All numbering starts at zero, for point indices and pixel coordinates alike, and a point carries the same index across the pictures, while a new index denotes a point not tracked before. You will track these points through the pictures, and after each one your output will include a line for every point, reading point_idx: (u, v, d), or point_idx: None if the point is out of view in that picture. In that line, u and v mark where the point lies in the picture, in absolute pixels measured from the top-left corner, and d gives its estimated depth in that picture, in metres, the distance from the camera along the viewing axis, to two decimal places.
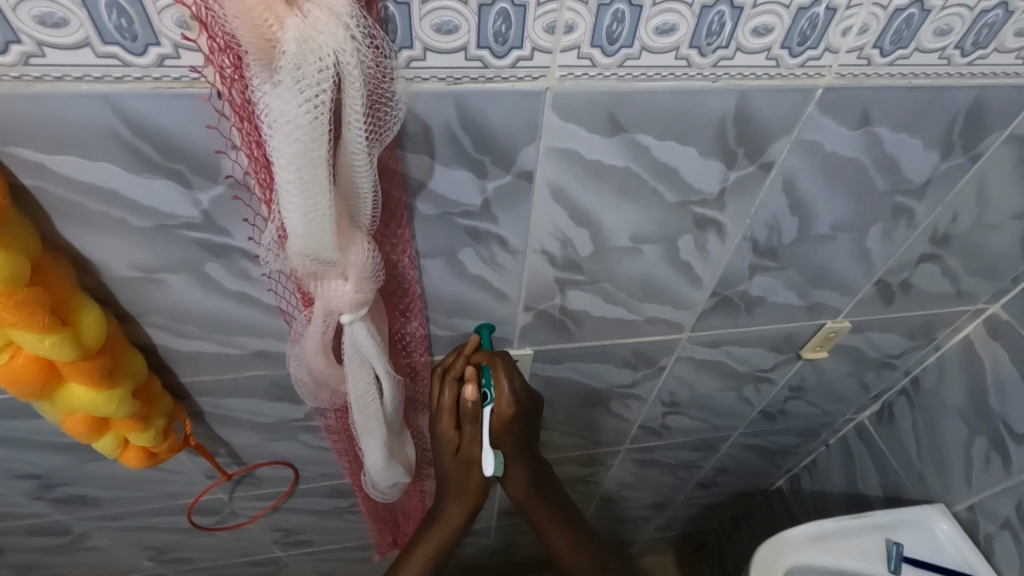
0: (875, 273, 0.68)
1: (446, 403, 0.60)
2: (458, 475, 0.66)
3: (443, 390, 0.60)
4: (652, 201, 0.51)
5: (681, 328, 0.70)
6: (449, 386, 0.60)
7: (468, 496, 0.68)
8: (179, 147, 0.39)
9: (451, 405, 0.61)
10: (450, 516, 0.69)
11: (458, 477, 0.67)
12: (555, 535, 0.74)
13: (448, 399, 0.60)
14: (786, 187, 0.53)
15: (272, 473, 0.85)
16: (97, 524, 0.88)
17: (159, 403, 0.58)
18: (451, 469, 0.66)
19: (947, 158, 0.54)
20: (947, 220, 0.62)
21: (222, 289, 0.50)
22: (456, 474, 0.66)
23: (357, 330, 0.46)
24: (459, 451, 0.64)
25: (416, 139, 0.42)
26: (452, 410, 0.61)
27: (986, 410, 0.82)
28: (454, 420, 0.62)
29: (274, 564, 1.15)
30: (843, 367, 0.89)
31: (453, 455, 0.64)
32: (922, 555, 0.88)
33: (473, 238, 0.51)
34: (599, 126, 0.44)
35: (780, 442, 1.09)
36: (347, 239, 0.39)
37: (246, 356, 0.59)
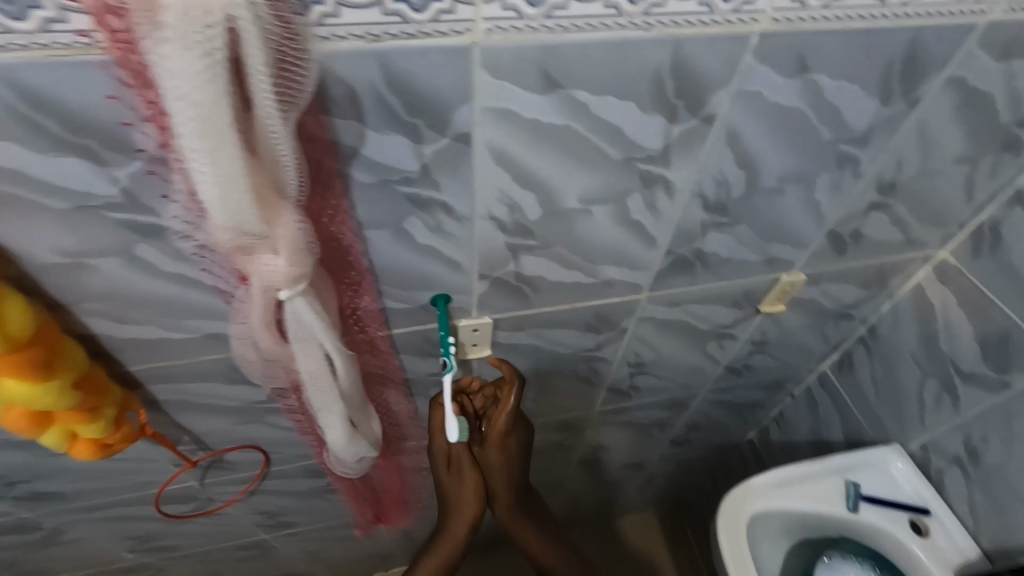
0: (827, 224, 0.69)
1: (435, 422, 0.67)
2: (455, 492, 0.70)
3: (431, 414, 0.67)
4: (597, 161, 0.51)
5: (639, 289, 0.70)
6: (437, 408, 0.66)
7: (468, 515, 0.71)
8: (82, 120, 0.36)
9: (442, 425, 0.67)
10: (453, 536, 0.73)
11: (456, 494, 0.70)
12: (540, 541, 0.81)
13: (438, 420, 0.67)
14: (731, 141, 0.53)
15: (243, 458, 0.84)
16: (68, 519, 0.86)
17: (108, 393, 0.56)
18: (448, 485, 0.70)
19: (887, 105, 0.55)
20: (892, 168, 0.63)
21: (157, 271, 0.49)
22: (453, 492, 0.70)
23: (298, 306, 0.45)
24: (450, 465, 0.69)
25: (340, 103, 0.40)
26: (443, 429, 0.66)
27: (937, 352, 0.85)
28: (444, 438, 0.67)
29: (260, 547, 1.15)
30: (803, 319, 0.91)
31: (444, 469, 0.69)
32: (879, 492, 0.92)
33: (417, 206, 0.50)
34: (534, 83, 0.43)
35: (748, 397, 1.12)
36: (273, 210, 0.37)
37: (195, 340, 0.58)
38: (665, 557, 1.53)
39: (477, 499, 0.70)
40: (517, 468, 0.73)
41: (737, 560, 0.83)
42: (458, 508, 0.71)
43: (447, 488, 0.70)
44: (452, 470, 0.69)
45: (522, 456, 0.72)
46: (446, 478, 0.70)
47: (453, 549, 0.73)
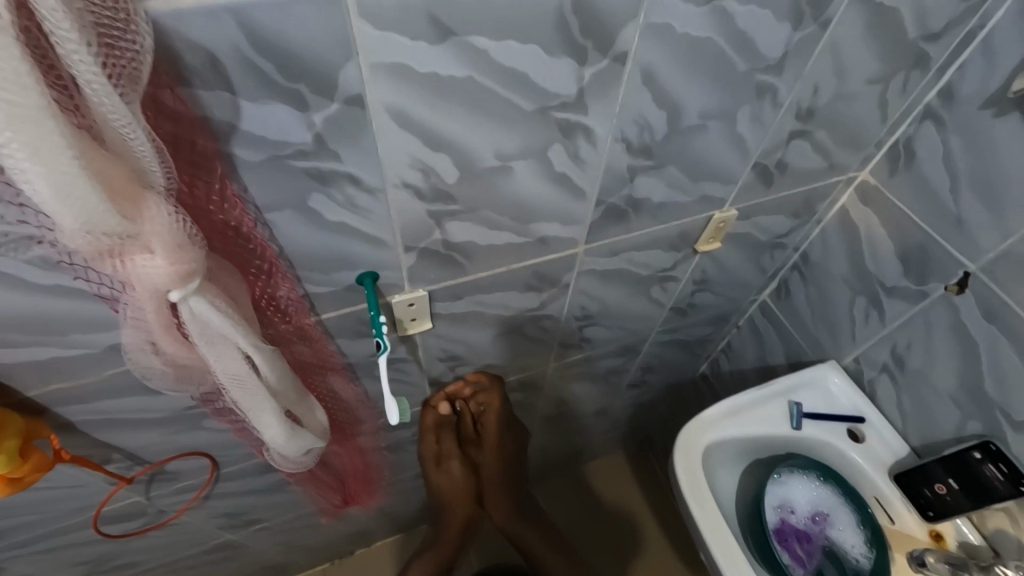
0: (752, 157, 0.69)
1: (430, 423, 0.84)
2: (446, 476, 0.90)
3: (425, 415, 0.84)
4: (509, 114, 0.48)
5: (576, 244, 0.69)
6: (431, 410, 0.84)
7: (461, 495, 0.91)
8: None
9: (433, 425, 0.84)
10: (453, 512, 0.93)
11: (448, 478, 0.90)
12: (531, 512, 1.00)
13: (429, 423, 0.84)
14: (646, 79, 0.51)
15: (187, 466, 0.80)
16: (3, 557, 0.80)
17: (4, 424, 0.51)
18: (442, 472, 0.89)
19: (799, 29, 0.53)
20: (809, 94, 0.63)
21: (24, 286, 0.43)
22: (446, 477, 0.90)
23: (197, 306, 0.41)
24: (440, 459, 0.88)
25: (199, 71, 0.35)
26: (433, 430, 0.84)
27: (863, 271, 0.89)
28: (435, 439, 0.86)
29: (228, 548, 1.12)
30: (739, 254, 0.93)
31: (435, 464, 0.88)
32: (820, 408, 0.97)
33: (319, 182, 0.46)
34: (423, 32, 0.39)
35: (697, 333, 1.15)
36: (135, 205, 0.33)
37: (96, 354, 0.53)
38: (635, 495, 1.58)
39: (464, 479, 0.91)
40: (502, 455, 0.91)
41: (693, 488, 0.87)
42: (451, 490, 0.91)
43: (441, 475, 0.90)
44: (443, 464, 0.88)
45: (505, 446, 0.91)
46: (440, 470, 0.90)
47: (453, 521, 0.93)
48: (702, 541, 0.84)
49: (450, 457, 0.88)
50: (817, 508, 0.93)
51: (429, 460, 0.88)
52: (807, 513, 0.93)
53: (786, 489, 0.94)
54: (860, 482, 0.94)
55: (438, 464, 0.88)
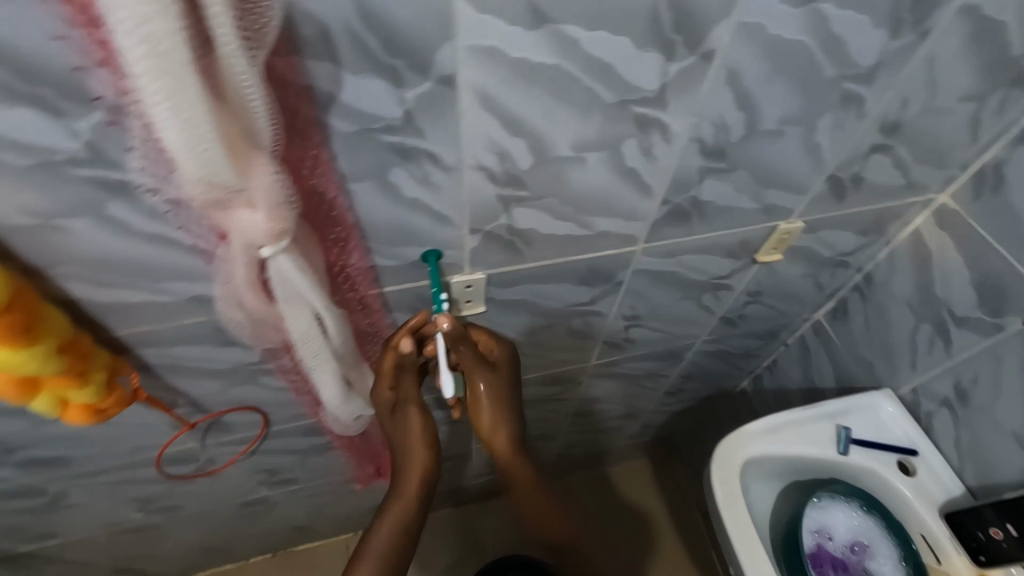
0: (827, 169, 0.67)
1: (386, 367, 0.63)
2: (401, 430, 0.67)
3: (383, 357, 0.63)
4: (589, 104, 0.48)
5: (635, 241, 0.69)
6: (389, 352, 0.63)
7: (421, 468, 0.68)
8: (31, 66, 0.34)
9: (391, 371, 0.64)
10: (404, 495, 0.69)
11: (405, 439, 0.68)
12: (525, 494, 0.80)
13: (388, 365, 0.63)
14: (730, 79, 0.50)
15: (241, 419, 0.84)
16: (70, 482, 0.87)
17: (95, 357, 0.55)
18: (394, 426, 0.67)
19: (896, 37, 0.52)
20: (897, 106, 0.61)
21: (130, 231, 0.47)
22: (400, 432, 0.67)
23: (282, 264, 0.43)
24: (394, 410, 0.66)
25: (311, 43, 0.37)
26: (390, 375, 0.63)
27: (931, 298, 0.85)
28: (389, 384, 0.64)
29: (263, 503, 1.17)
30: (798, 268, 0.90)
31: (388, 414, 0.67)
32: (869, 436, 0.93)
33: (401, 157, 0.47)
34: (520, 17, 0.40)
35: (742, 346, 1.13)
36: (245, 162, 0.35)
37: (180, 303, 0.56)
38: (657, 503, 1.57)
39: (429, 444, 0.68)
40: (498, 415, 0.72)
41: (728, 502, 0.85)
42: (409, 457, 0.68)
43: (400, 434, 0.68)
44: (397, 415, 0.66)
45: (503, 403, 0.71)
46: (392, 424, 0.67)
47: (404, 511, 0.68)
48: (734, 556, 0.83)
49: (407, 409, 0.66)
50: (856, 538, 0.90)
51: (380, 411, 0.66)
52: (846, 541, 0.90)
53: (825, 514, 0.91)
54: (906, 517, 0.90)
55: (391, 416, 0.67)
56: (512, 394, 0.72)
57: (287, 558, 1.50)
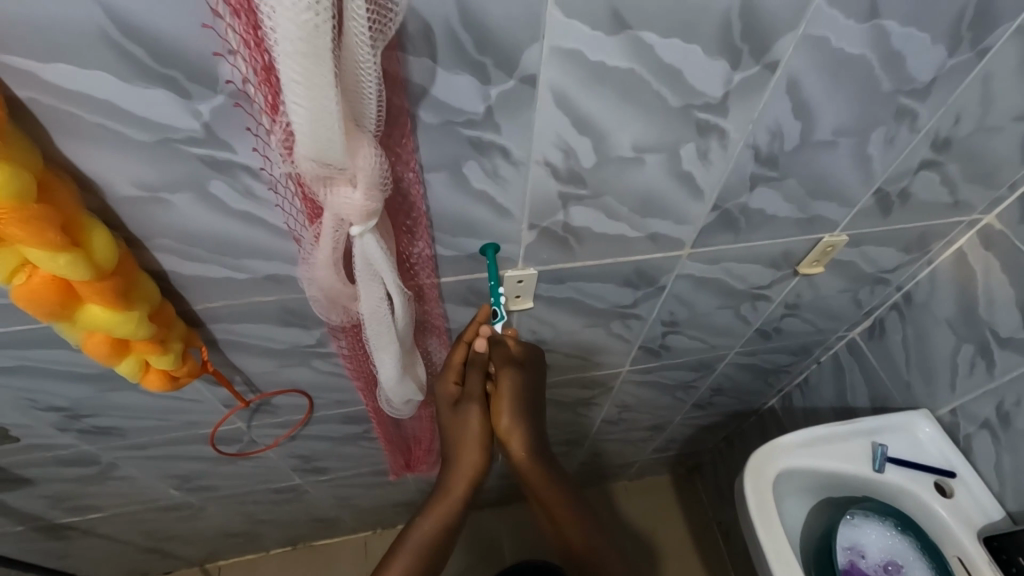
0: (875, 182, 0.68)
1: (453, 361, 0.69)
2: (458, 427, 0.70)
3: (454, 351, 0.69)
4: (656, 107, 0.51)
5: (682, 245, 0.71)
6: (461, 347, 0.68)
7: (470, 469, 0.71)
8: (172, 50, 0.38)
9: (457, 366, 0.69)
10: (452, 491, 0.71)
11: (459, 437, 0.70)
12: (558, 507, 0.76)
13: (456, 359, 0.69)
14: (790, 89, 0.53)
15: (288, 402, 0.87)
16: (122, 454, 0.90)
17: (174, 326, 0.59)
18: (453, 422, 0.70)
19: (954, 55, 0.54)
20: (950, 123, 0.62)
21: (223, 208, 0.50)
22: (456, 430, 0.70)
23: (367, 242, 0.47)
24: (457, 405, 0.69)
25: (414, 39, 0.41)
26: (456, 369, 0.68)
27: (974, 317, 0.85)
28: (456, 378, 0.70)
29: (294, 491, 1.20)
30: (838, 282, 0.91)
31: (450, 408, 0.70)
32: (906, 455, 0.92)
33: (476, 150, 0.51)
34: (602, 22, 0.43)
35: (775, 360, 1.13)
36: (353, 142, 0.39)
37: (254, 281, 0.60)
38: (678, 520, 1.56)
39: (480, 447, 0.70)
40: (519, 416, 0.69)
41: (761, 512, 0.85)
42: (458, 457, 0.71)
43: (451, 432, 0.70)
44: (458, 410, 0.69)
45: (525, 403, 0.69)
46: (450, 419, 0.70)
47: (447, 509, 0.71)
48: (765, 563, 0.83)
49: (470, 406, 0.68)
50: (890, 557, 0.89)
51: (443, 406, 0.70)
52: (880, 562, 0.89)
53: (858, 532, 0.90)
54: (943, 540, 0.88)
55: (453, 412, 0.70)
56: (534, 393, 0.71)
57: (308, 550, 1.52)
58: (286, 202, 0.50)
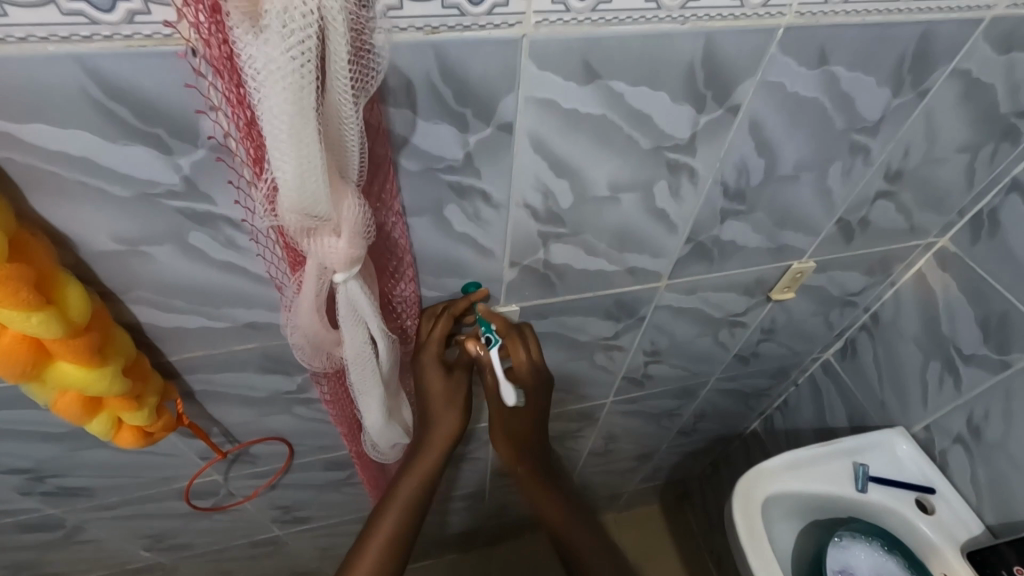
0: (836, 212, 0.72)
1: (436, 337, 0.63)
2: (445, 390, 0.66)
3: (438, 325, 0.62)
4: (628, 149, 0.53)
5: (659, 277, 0.73)
6: (446, 322, 0.62)
7: (449, 429, 0.68)
8: (155, 109, 0.38)
9: (439, 342, 0.63)
10: (432, 448, 0.69)
11: (444, 399, 0.67)
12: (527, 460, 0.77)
13: (440, 332, 0.62)
14: (752, 129, 0.56)
15: (268, 451, 0.85)
16: (89, 515, 0.86)
17: (150, 379, 0.57)
18: (440, 386, 0.66)
19: (898, 96, 0.58)
20: (900, 155, 0.67)
21: (205, 259, 0.50)
22: (439, 390, 0.66)
23: (351, 288, 0.47)
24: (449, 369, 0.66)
25: (395, 92, 0.42)
26: (441, 343, 0.63)
27: (938, 336, 0.89)
28: (438, 349, 0.64)
29: (273, 544, 1.15)
30: (809, 307, 0.94)
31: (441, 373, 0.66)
32: (886, 473, 0.94)
33: (457, 194, 0.52)
34: (575, 74, 0.45)
35: (754, 384, 1.14)
36: (337, 193, 0.40)
37: (233, 329, 0.59)
38: (669, 552, 1.54)
39: (462, 407, 0.68)
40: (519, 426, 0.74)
41: (753, 541, 0.85)
42: (437, 418, 0.68)
43: (432, 397, 0.66)
44: (450, 375, 0.66)
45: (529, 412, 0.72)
46: (435, 381, 0.66)
47: (432, 463, 0.69)
48: None
49: (460, 370, 0.67)
50: None
51: (432, 371, 0.65)
52: None
53: (847, 554, 0.93)
54: (930, 558, 0.89)
55: (444, 376, 0.66)
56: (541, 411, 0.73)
57: None
58: (268, 251, 0.50)
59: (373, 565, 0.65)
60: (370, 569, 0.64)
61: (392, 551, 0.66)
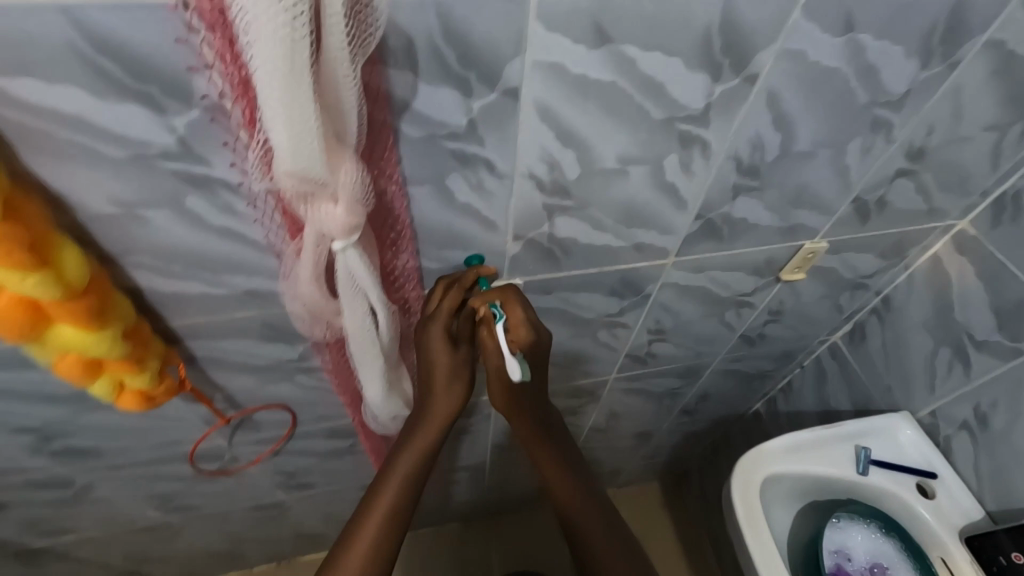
0: (853, 191, 0.70)
1: (444, 311, 0.61)
2: (448, 366, 0.65)
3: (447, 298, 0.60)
4: (638, 119, 0.51)
5: (666, 255, 0.71)
6: (455, 295, 0.61)
7: (449, 404, 0.68)
8: (147, 65, 0.37)
9: (445, 315, 0.61)
10: (433, 422, 0.68)
11: (446, 374, 0.66)
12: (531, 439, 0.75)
13: (449, 305, 0.61)
14: (769, 101, 0.53)
15: (271, 418, 0.85)
16: (98, 475, 0.88)
17: (151, 345, 0.57)
18: (443, 362, 0.64)
19: (926, 68, 0.55)
20: (923, 133, 0.64)
21: (203, 224, 0.49)
22: (442, 366, 0.65)
23: (350, 257, 0.46)
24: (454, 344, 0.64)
25: (396, 53, 0.40)
26: (449, 316, 0.61)
27: (951, 321, 0.87)
28: (445, 323, 0.62)
29: (277, 508, 1.17)
30: (820, 289, 0.92)
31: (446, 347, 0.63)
32: (888, 457, 0.94)
33: (460, 162, 0.50)
34: (585, 37, 0.43)
35: (759, 366, 1.14)
36: (335, 158, 0.39)
37: (234, 297, 0.59)
38: (667, 528, 1.56)
39: (465, 382, 0.68)
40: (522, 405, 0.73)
41: (750, 520, 0.85)
42: (437, 392, 0.67)
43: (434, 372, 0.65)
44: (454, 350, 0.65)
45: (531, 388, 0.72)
46: (439, 357, 0.64)
47: (431, 438, 0.68)
48: (754, 570, 0.83)
49: (463, 345, 0.66)
50: (875, 560, 0.91)
51: (437, 346, 0.63)
52: (866, 564, 0.91)
53: (844, 536, 0.91)
54: (929, 542, 0.89)
55: (449, 350, 0.64)
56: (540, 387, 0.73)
57: (291, 569, 1.48)
58: (266, 218, 0.49)
59: (373, 534, 0.66)
60: (371, 537, 0.65)
61: (392, 523, 0.67)
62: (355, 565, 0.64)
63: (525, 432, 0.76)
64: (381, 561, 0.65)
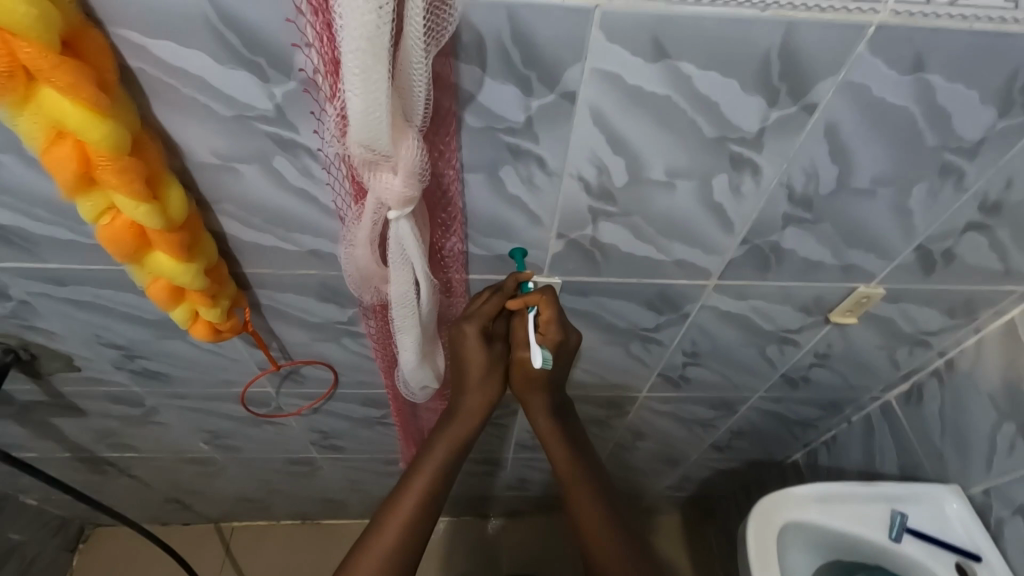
0: (916, 237, 0.67)
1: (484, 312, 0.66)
2: (483, 363, 0.69)
3: (489, 301, 0.66)
4: (690, 135, 0.53)
5: (707, 276, 0.72)
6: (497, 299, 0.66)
7: (483, 399, 0.72)
8: (259, 38, 0.44)
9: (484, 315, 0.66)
10: (468, 414, 0.73)
11: (480, 371, 0.69)
12: (556, 447, 0.77)
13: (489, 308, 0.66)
14: (827, 132, 0.53)
15: (315, 374, 0.93)
16: (164, 400, 0.99)
17: (225, 284, 0.65)
18: (479, 359, 0.68)
19: (1005, 117, 0.53)
20: (1000, 186, 0.61)
21: (285, 183, 0.56)
22: (477, 362, 0.69)
23: (402, 227, 0.51)
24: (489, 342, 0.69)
25: (468, 48, 0.45)
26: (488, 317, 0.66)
27: (1018, 395, 0.81)
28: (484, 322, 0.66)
29: (310, 465, 1.26)
30: (874, 338, 0.88)
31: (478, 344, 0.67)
32: (927, 529, 0.88)
33: (514, 156, 0.54)
34: (643, 50, 0.46)
35: (801, 412, 1.09)
36: (399, 133, 0.44)
37: (300, 254, 0.66)
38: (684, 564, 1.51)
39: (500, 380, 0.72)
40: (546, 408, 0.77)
41: (762, 562, 0.82)
42: (472, 388, 0.71)
43: (470, 366, 0.69)
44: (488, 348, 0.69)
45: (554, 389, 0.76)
46: (475, 354, 0.68)
47: (466, 429, 0.73)
48: None
49: (498, 345, 0.70)
50: None
51: (471, 342, 0.67)
52: None
53: None
54: None
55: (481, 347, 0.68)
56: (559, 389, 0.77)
57: (314, 528, 1.57)
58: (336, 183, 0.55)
59: (407, 515, 0.69)
60: (403, 520, 0.68)
61: (424, 507, 0.70)
62: (389, 538, 0.68)
63: (550, 436, 0.78)
64: (412, 544, 0.68)
